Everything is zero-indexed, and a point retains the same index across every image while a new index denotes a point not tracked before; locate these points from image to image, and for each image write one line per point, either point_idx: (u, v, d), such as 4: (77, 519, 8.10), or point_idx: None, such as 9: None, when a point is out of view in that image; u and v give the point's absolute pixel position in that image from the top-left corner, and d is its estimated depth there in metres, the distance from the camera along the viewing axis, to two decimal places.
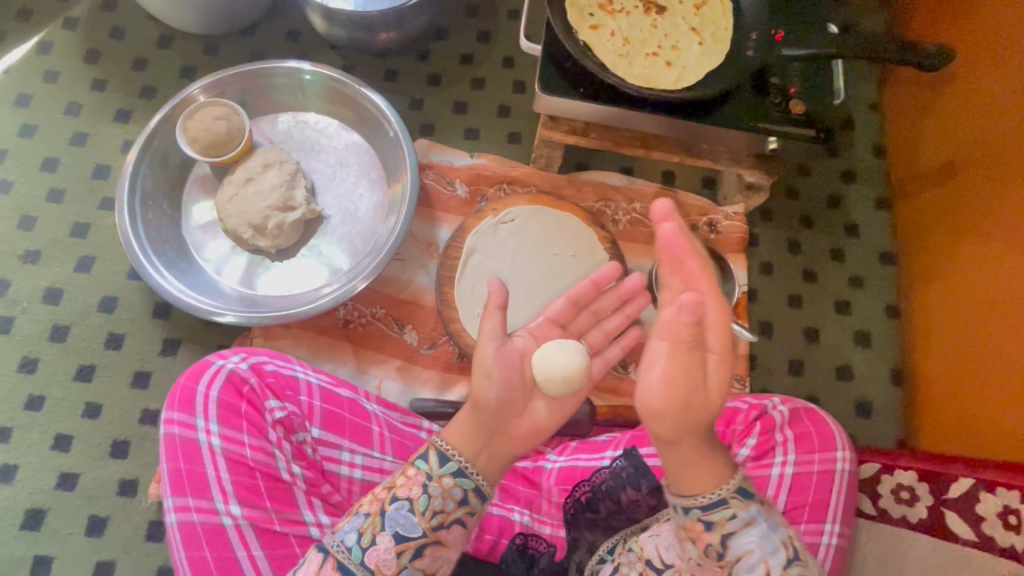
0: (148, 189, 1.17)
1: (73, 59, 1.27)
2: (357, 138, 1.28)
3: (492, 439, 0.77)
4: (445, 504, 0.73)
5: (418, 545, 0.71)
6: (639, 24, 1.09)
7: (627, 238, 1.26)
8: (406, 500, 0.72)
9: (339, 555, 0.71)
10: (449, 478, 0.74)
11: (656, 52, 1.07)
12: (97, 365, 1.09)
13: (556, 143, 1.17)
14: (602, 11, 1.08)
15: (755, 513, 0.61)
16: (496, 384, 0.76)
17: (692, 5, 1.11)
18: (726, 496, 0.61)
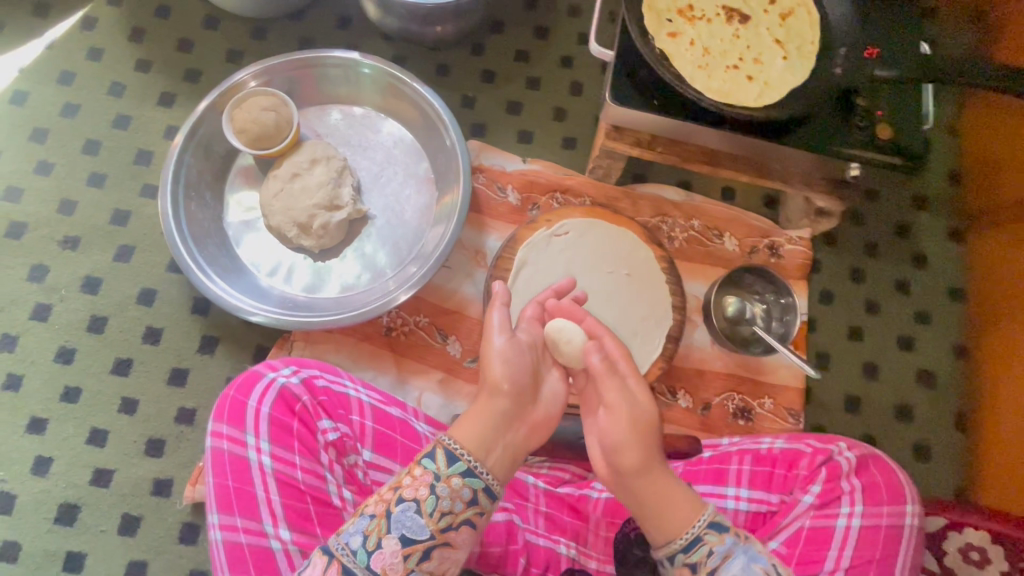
0: (192, 178, 1.13)
1: (118, 37, 1.23)
2: (408, 135, 1.23)
3: (503, 430, 0.77)
4: (453, 505, 0.71)
5: (426, 548, 0.70)
6: (719, 33, 1.02)
7: (684, 257, 1.20)
8: (414, 501, 0.71)
9: (342, 560, 0.69)
10: (457, 478, 0.72)
11: (736, 64, 1.00)
12: (134, 359, 1.07)
13: (618, 155, 1.11)
14: (681, 17, 1.01)
15: (730, 546, 0.72)
16: (512, 371, 0.80)
17: (777, 15, 1.04)
18: (699, 533, 0.73)
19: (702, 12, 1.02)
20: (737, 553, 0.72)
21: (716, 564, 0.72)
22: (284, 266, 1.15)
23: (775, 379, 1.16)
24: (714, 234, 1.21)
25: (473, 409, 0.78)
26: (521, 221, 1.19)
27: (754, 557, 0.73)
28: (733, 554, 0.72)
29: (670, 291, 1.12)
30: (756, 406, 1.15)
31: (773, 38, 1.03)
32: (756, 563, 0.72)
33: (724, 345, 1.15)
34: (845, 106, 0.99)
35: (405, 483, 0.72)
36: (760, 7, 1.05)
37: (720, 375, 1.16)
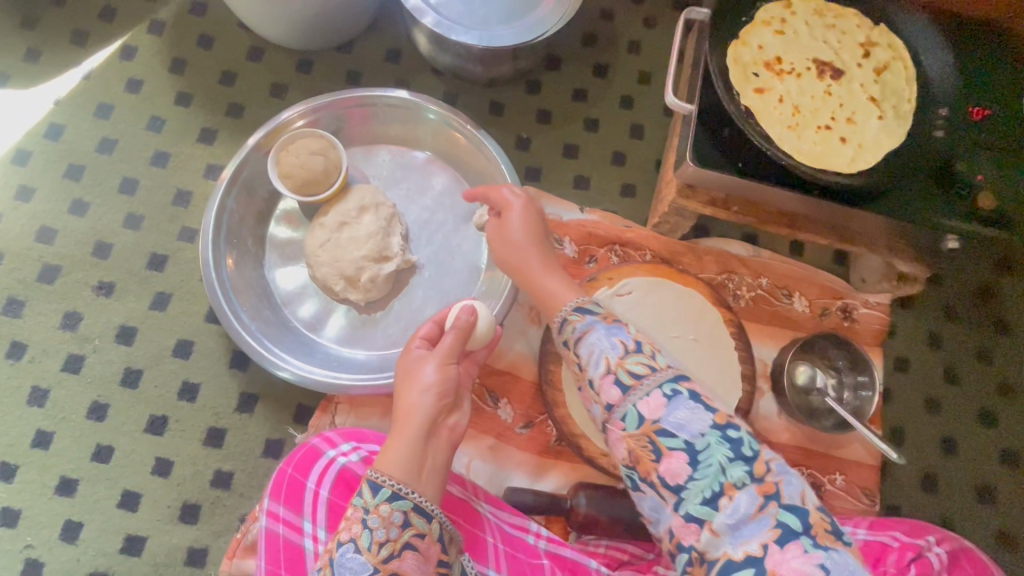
0: (234, 224, 1.06)
1: (157, 68, 1.17)
2: (460, 180, 1.16)
3: (428, 445, 0.74)
4: (390, 534, 0.67)
5: None
6: (808, 91, 0.95)
7: (750, 317, 1.12)
8: (350, 541, 0.67)
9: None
10: (386, 504, 0.68)
11: (825, 123, 0.93)
12: (170, 417, 1.01)
13: (687, 211, 1.04)
14: (768, 71, 0.93)
15: (593, 321, 0.72)
16: (434, 387, 0.78)
17: (871, 69, 0.96)
18: (568, 315, 0.75)
19: (789, 67, 0.95)
20: (598, 327, 0.71)
21: (576, 336, 0.72)
22: (328, 318, 1.08)
23: (847, 454, 1.08)
24: (782, 293, 1.14)
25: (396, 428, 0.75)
26: (578, 275, 1.12)
27: (614, 331, 0.70)
28: (590, 331, 0.71)
29: (738, 359, 1.04)
30: (825, 482, 1.07)
31: (863, 96, 0.95)
32: (615, 336, 0.70)
33: (792, 417, 1.08)
34: (942, 172, 0.91)
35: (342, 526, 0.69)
36: (849, 61, 0.97)
37: (788, 447, 1.09)
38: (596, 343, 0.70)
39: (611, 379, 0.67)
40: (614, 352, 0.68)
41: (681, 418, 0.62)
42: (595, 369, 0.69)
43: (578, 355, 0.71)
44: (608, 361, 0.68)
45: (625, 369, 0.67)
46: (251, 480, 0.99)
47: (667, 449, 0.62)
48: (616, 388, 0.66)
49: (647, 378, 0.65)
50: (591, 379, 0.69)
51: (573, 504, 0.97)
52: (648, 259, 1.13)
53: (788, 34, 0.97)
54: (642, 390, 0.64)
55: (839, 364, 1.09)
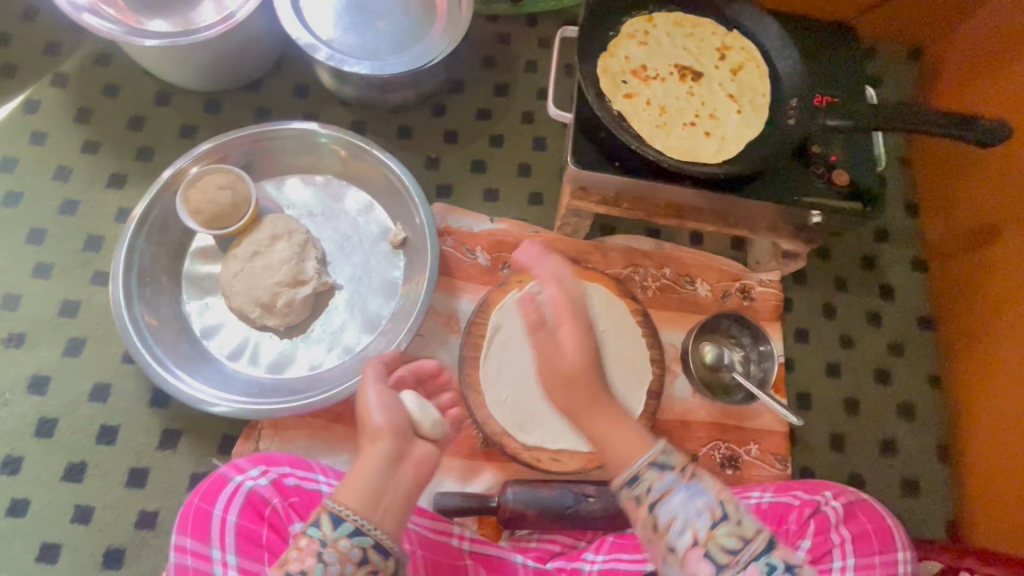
0: (146, 264, 1.07)
1: (62, 119, 1.19)
2: (372, 203, 1.21)
3: (389, 475, 0.71)
4: (345, 569, 0.65)
5: None
6: (672, 93, 1.04)
7: (658, 305, 1.20)
8: (300, 575, 0.64)
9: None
10: (345, 539, 0.66)
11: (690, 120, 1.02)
12: (89, 463, 1.00)
13: (584, 212, 1.11)
14: (636, 78, 1.03)
15: (672, 482, 0.82)
16: (392, 416, 0.76)
17: (728, 70, 1.07)
18: (642, 470, 0.84)
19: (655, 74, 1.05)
20: (678, 488, 0.82)
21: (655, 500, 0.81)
22: (248, 348, 1.10)
23: (759, 424, 1.15)
24: (685, 280, 1.21)
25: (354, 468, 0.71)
26: (492, 281, 1.17)
27: (696, 495, 0.81)
28: (671, 491, 0.82)
29: (647, 346, 1.11)
30: (742, 453, 1.13)
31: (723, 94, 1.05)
32: (698, 500, 0.80)
33: (705, 395, 1.14)
34: (801, 154, 1.01)
35: (292, 557, 0.66)
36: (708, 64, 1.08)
37: (705, 425, 1.15)
38: (678, 511, 0.80)
39: (699, 555, 0.77)
40: (701, 523, 0.78)
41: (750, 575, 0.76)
42: (679, 539, 0.79)
43: (658, 518, 0.81)
44: (697, 533, 0.78)
45: (713, 542, 0.78)
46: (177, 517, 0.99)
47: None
48: (706, 565, 0.77)
49: (736, 554, 0.77)
50: (670, 541, 0.80)
51: (499, 501, 1.00)
52: (558, 259, 1.19)
53: (652, 44, 1.07)
54: (731, 565, 0.77)
55: (744, 341, 1.16)
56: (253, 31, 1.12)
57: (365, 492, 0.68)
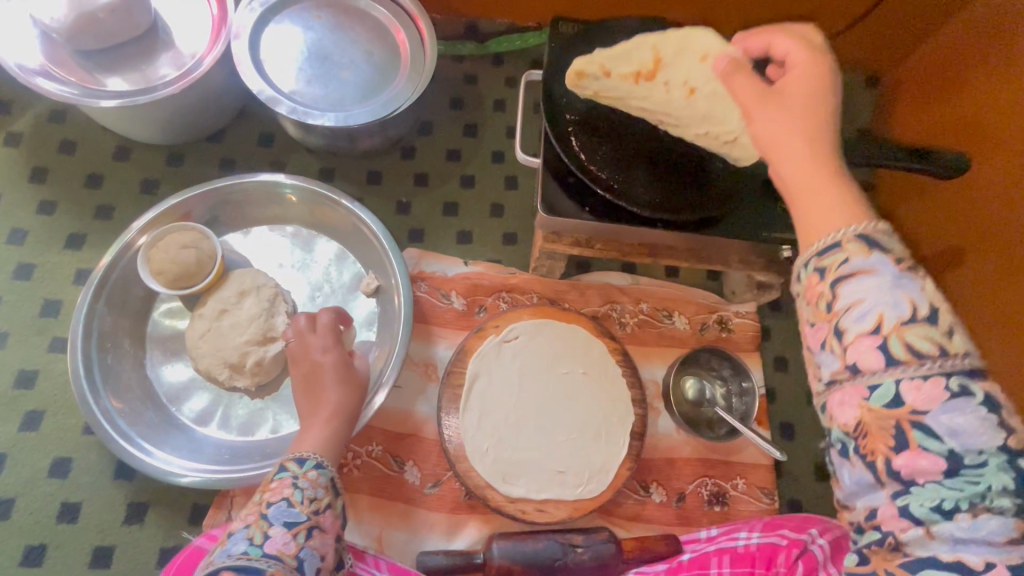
0: (107, 329, 1.03)
1: (16, 180, 1.15)
2: (344, 251, 1.19)
3: (340, 419, 0.88)
4: (316, 493, 0.79)
5: (308, 528, 0.76)
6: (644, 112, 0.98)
7: (637, 341, 1.19)
8: (282, 499, 0.77)
9: (232, 565, 0.69)
10: (312, 470, 0.81)
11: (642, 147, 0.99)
12: (49, 544, 0.94)
13: (558, 254, 1.10)
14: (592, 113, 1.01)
15: (877, 262, 0.52)
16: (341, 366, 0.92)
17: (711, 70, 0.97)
18: (840, 240, 0.55)
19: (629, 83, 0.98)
20: (882, 271, 0.52)
21: (844, 274, 0.53)
22: (219, 410, 1.06)
23: (744, 458, 1.14)
24: (663, 314, 1.21)
25: (309, 420, 0.87)
26: (469, 326, 1.16)
27: (904, 283, 0.51)
28: (872, 270, 0.52)
29: (628, 386, 1.10)
30: (729, 488, 1.12)
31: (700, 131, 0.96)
32: (903, 288, 0.51)
33: (688, 431, 1.13)
34: (770, 187, 1.02)
35: (268, 493, 0.78)
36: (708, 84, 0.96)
37: (690, 461, 1.13)
38: (867, 295, 0.52)
39: (873, 344, 0.51)
40: (895, 312, 0.51)
41: (959, 425, 0.48)
42: (856, 323, 0.52)
43: (835, 294, 0.54)
44: (881, 318, 0.51)
45: (903, 340, 0.50)
46: None
47: (920, 446, 0.49)
48: (880, 357, 0.50)
49: (932, 361, 0.49)
50: (842, 328, 0.53)
51: (486, 557, 0.96)
52: (535, 300, 1.18)
53: None
54: (917, 372, 0.49)
55: (725, 374, 1.16)
56: (214, 84, 1.11)
57: (326, 434, 0.85)
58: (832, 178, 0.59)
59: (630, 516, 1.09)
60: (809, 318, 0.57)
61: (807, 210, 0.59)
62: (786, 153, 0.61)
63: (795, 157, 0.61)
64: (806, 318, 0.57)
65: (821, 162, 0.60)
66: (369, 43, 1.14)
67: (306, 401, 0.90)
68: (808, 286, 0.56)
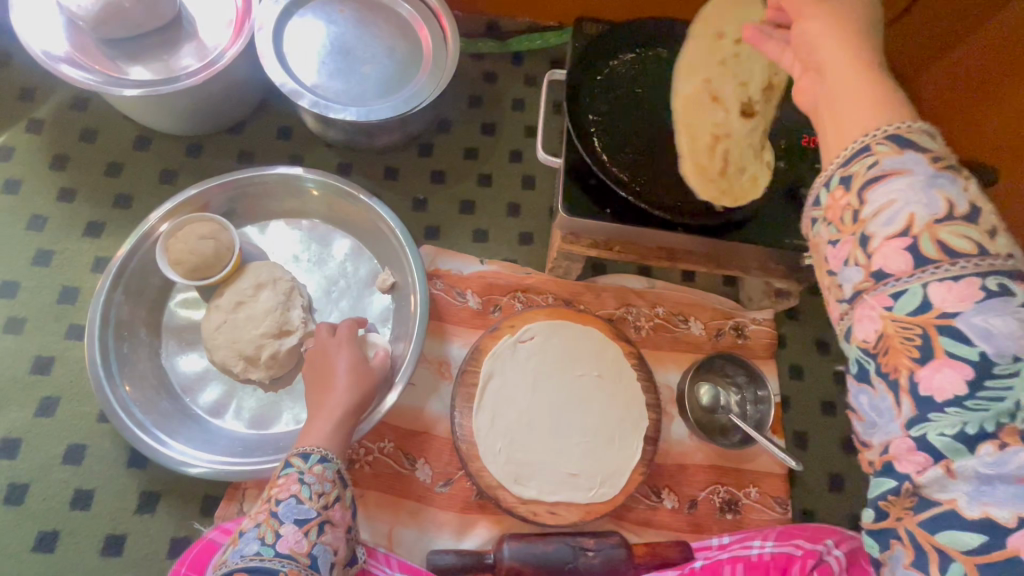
0: (124, 318, 1.03)
1: (38, 167, 1.15)
2: (360, 246, 1.18)
3: (349, 420, 0.89)
4: (324, 487, 0.82)
5: (318, 524, 0.78)
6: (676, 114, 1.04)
7: (651, 345, 1.18)
8: (291, 496, 0.79)
9: (245, 565, 0.71)
10: (318, 465, 0.83)
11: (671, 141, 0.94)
12: (62, 531, 0.95)
13: (575, 255, 1.10)
14: (614, 112, 1.02)
15: (911, 160, 0.50)
16: (353, 366, 0.94)
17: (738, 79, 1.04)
18: (869, 142, 0.52)
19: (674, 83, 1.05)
20: (913, 172, 0.49)
21: (873, 177, 0.51)
22: (233, 401, 1.06)
23: (757, 466, 1.13)
24: (678, 319, 1.20)
25: (319, 417, 0.88)
26: (484, 325, 1.15)
27: (939, 182, 0.48)
28: (904, 168, 0.49)
29: (642, 390, 1.09)
30: (742, 496, 1.11)
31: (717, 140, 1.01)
32: (938, 187, 0.48)
33: (701, 437, 1.12)
34: (794, 195, 1.01)
35: (276, 491, 0.80)
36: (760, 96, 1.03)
37: (703, 468, 1.13)
38: (899, 196, 0.49)
39: (901, 246, 0.49)
40: (927, 211, 0.48)
41: (995, 327, 0.44)
42: (884, 228, 0.50)
43: (862, 201, 0.52)
44: (910, 220, 0.49)
45: (936, 239, 0.47)
46: None
47: (946, 355, 0.46)
48: (908, 259, 0.48)
49: (967, 261, 0.46)
50: (868, 236, 0.51)
51: (496, 558, 0.96)
52: (551, 301, 1.18)
53: (640, 78, 1.06)
54: (948, 271, 0.47)
55: (739, 381, 1.15)
56: (235, 75, 1.10)
57: (333, 431, 0.87)
58: (869, 71, 0.55)
59: (641, 521, 1.08)
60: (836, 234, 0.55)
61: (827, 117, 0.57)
62: (825, 44, 0.57)
63: (836, 51, 0.56)
64: (828, 238, 0.55)
65: (852, 55, 0.55)
66: (392, 39, 1.14)
67: (317, 398, 0.91)
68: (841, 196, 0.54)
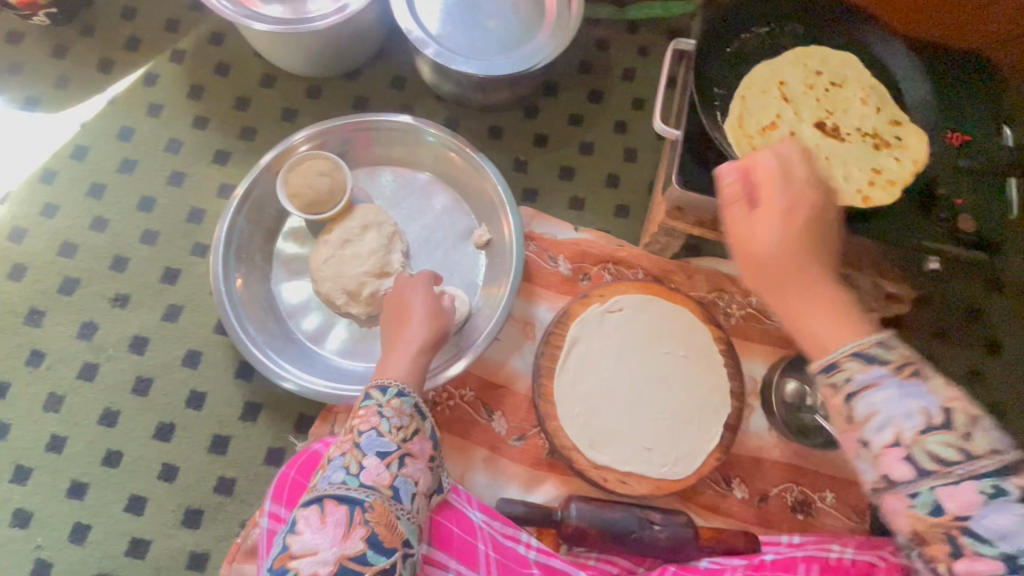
0: (244, 241, 1.11)
1: (177, 94, 1.24)
2: (459, 201, 1.21)
3: (423, 358, 0.91)
4: (402, 421, 0.83)
5: (398, 457, 0.80)
6: (816, 130, 0.96)
7: (739, 335, 1.15)
8: (372, 429, 0.81)
9: (333, 493, 0.75)
10: (395, 399, 0.84)
11: (797, 161, 0.94)
12: (177, 424, 1.05)
13: (677, 232, 1.07)
14: (753, 88, 0.97)
15: (878, 376, 0.59)
16: (431, 309, 0.96)
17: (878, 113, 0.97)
18: (838, 359, 0.61)
19: (836, 107, 0.98)
20: (886, 386, 0.58)
21: (853, 392, 0.60)
22: (330, 331, 1.13)
23: (838, 472, 1.09)
24: (772, 312, 1.16)
25: (396, 353, 0.90)
26: (572, 292, 1.16)
27: (915, 395, 0.57)
28: (876, 386, 0.59)
29: (727, 377, 1.07)
30: (816, 499, 1.08)
31: (842, 177, 0.93)
32: (914, 400, 0.57)
33: (783, 434, 1.10)
34: (925, 197, 0.92)
35: (358, 421, 0.83)
36: (925, 164, 0.92)
37: (778, 464, 1.10)
38: (881, 407, 0.58)
39: (898, 456, 0.57)
40: (910, 425, 0.56)
41: (1004, 526, 0.53)
42: (877, 435, 0.58)
43: (851, 406, 0.60)
44: (899, 434, 0.57)
45: (926, 449, 0.56)
46: (253, 487, 1.03)
47: (971, 550, 0.54)
48: (910, 469, 0.56)
49: (961, 468, 0.55)
50: (865, 440, 0.59)
51: (563, 516, 0.97)
52: (641, 276, 1.17)
53: (790, 61, 1.00)
54: (948, 477, 0.55)
55: None
56: (364, 20, 1.14)
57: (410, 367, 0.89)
58: (846, 316, 0.65)
59: (707, 506, 1.07)
60: (837, 429, 0.63)
61: (804, 340, 0.66)
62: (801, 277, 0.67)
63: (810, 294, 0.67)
64: (840, 433, 0.62)
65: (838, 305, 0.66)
66: None
67: (393, 333, 0.94)
68: (829, 404, 0.63)
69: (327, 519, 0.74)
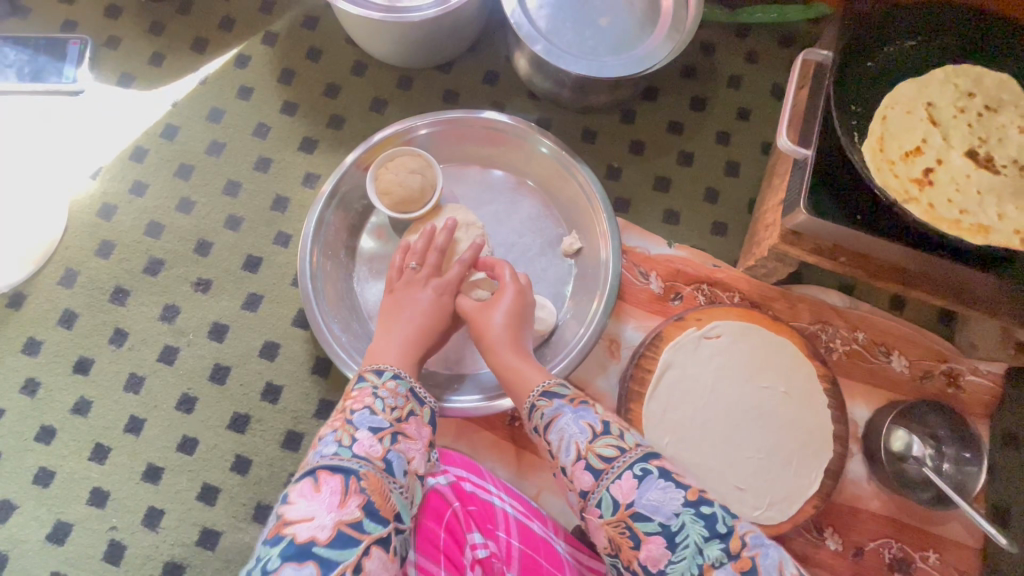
0: (329, 235, 1.08)
1: (267, 77, 1.22)
2: (548, 207, 1.15)
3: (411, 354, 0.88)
4: (396, 403, 0.77)
5: (391, 434, 0.72)
6: (967, 158, 0.86)
7: (842, 372, 1.07)
8: (365, 407, 0.74)
9: (326, 462, 0.66)
10: (390, 382, 0.79)
11: (943, 193, 0.84)
12: (252, 417, 1.04)
13: (788, 258, 0.99)
14: (896, 109, 0.88)
15: (559, 407, 0.75)
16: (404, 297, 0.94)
17: None
18: (535, 401, 0.78)
19: (990, 135, 0.88)
20: (565, 412, 0.74)
21: (545, 421, 0.75)
22: None
23: (945, 531, 1.00)
24: (879, 350, 1.07)
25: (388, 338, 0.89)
26: (663, 311, 1.09)
27: (583, 415, 0.73)
28: (558, 415, 0.74)
29: (832, 419, 0.98)
30: (918, 559, 1.00)
31: (996, 214, 0.82)
32: (584, 419, 0.72)
33: (888, 486, 1.00)
34: None
35: (349, 405, 0.76)
36: None
37: (878, 517, 1.01)
38: (566, 428, 0.72)
39: (582, 466, 0.68)
40: (582, 438, 0.70)
41: (654, 499, 0.61)
42: (565, 456, 0.70)
43: (553, 444, 0.72)
44: (577, 447, 0.69)
45: (594, 454, 0.68)
46: None
47: (643, 534, 0.60)
48: (586, 475, 0.67)
49: (618, 462, 0.66)
50: (566, 467, 0.69)
51: None
52: (737, 301, 1.09)
53: (941, 79, 0.90)
54: (613, 474, 0.65)
55: (940, 434, 1.00)
56: (465, 12, 1.09)
57: (400, 355, 0.86)
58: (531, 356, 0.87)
59: (798, 554, 1.00)
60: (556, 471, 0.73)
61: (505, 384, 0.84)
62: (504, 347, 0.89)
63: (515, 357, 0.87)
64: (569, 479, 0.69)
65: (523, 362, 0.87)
66: None
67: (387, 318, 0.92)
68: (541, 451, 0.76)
69: (320, 488, 0.63)
